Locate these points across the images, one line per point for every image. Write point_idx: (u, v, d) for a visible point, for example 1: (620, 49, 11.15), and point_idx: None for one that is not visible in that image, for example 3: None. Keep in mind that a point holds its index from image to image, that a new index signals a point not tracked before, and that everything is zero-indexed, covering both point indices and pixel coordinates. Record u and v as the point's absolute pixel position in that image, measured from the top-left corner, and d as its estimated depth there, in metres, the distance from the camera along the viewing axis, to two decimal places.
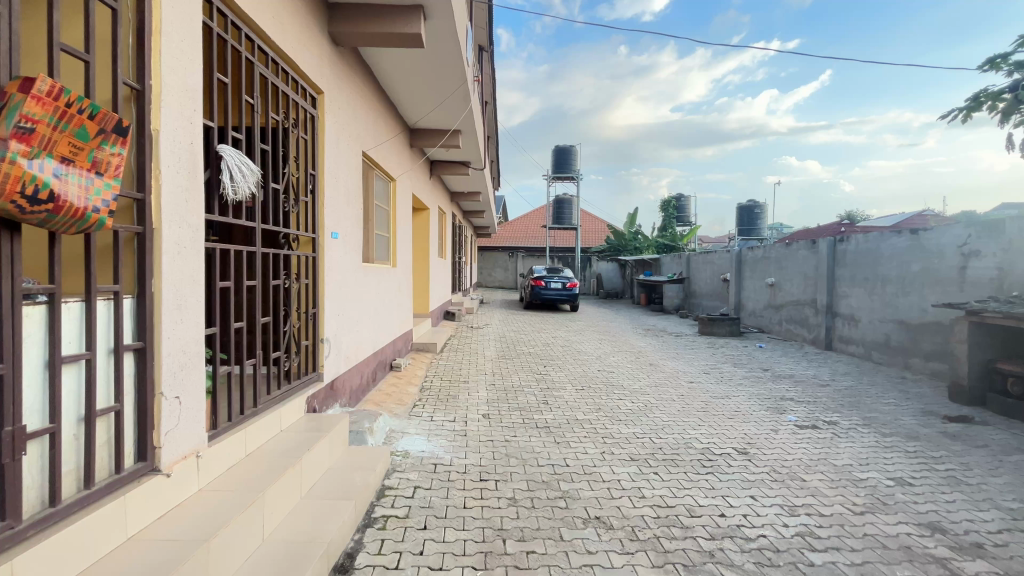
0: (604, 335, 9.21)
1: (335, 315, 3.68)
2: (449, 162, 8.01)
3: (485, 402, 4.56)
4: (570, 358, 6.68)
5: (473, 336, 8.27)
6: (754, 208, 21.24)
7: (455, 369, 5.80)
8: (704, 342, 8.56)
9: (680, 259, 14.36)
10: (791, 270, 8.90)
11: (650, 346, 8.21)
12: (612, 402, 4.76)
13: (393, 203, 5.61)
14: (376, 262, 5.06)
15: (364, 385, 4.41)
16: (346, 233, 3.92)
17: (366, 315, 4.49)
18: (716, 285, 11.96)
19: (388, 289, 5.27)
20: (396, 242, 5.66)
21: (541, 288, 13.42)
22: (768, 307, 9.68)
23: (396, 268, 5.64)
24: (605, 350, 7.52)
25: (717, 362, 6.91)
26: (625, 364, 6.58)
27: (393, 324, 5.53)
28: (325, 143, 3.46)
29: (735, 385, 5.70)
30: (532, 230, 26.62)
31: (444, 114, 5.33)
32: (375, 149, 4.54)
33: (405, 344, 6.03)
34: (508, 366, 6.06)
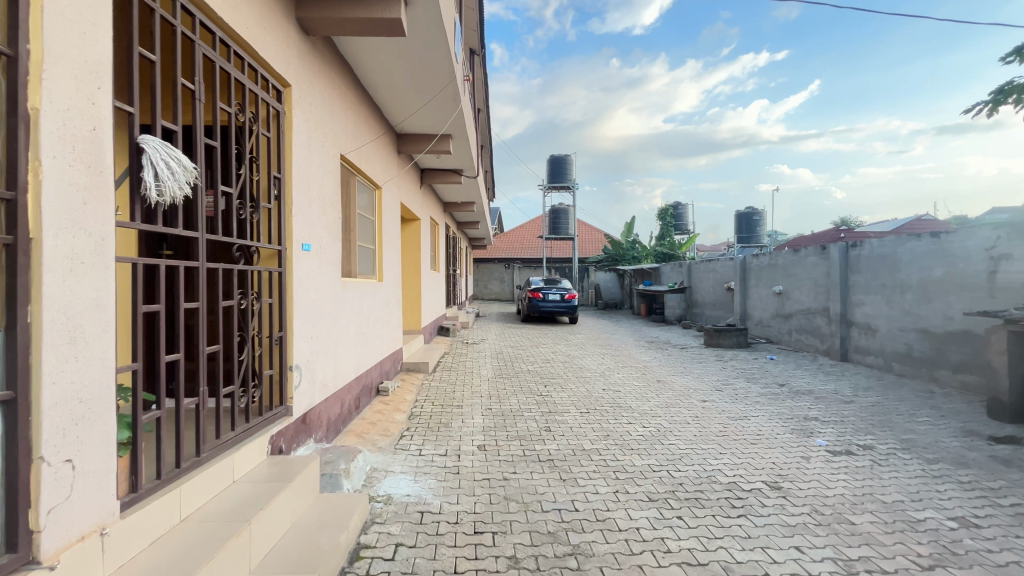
0: (606, 349, 8.77)
1: (308, 338, 3.23)
2: (441, 170, 7.64)
3: (481, 431, 4.09)
4: (572, 377, 6.23)
5: (469, 353, 7.81)
6: (753, 215, 21.00)
7: (449, 391, 5.35)
8: (712, 355, 8.14)
9: (681, 267, 14.01)
10: (800, 277, 8.51)
11: (655, 360, 7.78)
12: (621, 427, 4.29)
13: (379, 213, 5.19)
14: (359, 277, 4.62)
15: (345, 415, 3.94)
16: (321, 245, 3.49)
17: (347, 336, 4.04)
18: (719, 294, 11.58)
19: (373, 306, 4.83)
20: (383, 255, 5.24)
21: (539, 300, 12.99)
22: (776, 317, 9.29)
23: (383, 283, 5.21)
24: (609, 366, 7.08)
25: (728, 377, 6.48)
26: (631, 381, 6.14)
27: (380, 344, 5.08)
28: (293, 141, 3.02)
29: (751, 403, 5.26)
30: (528, 241, 26.30)
31: (432, 116, 4.95)
32: (355, 153, 4.13)
33: (394, 366, 5.59)
34: (505, 386, 5.61)
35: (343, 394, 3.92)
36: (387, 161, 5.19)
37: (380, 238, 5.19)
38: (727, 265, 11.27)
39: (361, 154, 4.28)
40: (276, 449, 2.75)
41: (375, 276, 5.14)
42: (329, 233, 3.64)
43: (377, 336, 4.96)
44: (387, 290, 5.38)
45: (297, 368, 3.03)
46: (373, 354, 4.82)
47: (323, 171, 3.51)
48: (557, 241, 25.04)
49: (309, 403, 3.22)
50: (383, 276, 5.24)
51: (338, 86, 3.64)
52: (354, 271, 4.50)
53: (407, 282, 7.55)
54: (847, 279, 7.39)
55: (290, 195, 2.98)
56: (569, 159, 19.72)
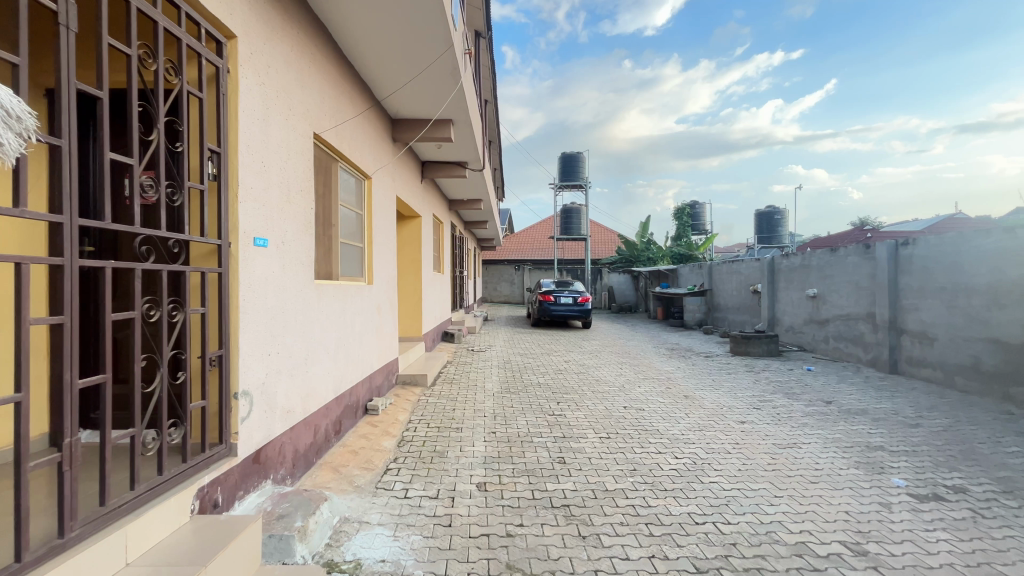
0: (623, 358, 8.05)
1: (264, 356, 2.60)
2: (444, 162, 7.03)
3: (482, 464, 3.41)
4: (588, 392, 5.54)
5: (473, 362, 7.17)
6: (774, 215, 20.08)
7: (448, 409, 4.69)
8: (741, 366, 7.38)
9: (701, 269, 13.23)
10: (838, 279, 7.71)
11: (679, 372, 7.05)
12: (650, 459, 3.58)
13: (368, 206, 4.57)
14: (342, 280, 4.00)
15: (320, 444, 3.31)
16: (286, 241, 2.86)
17: (325, 349, 3.43)
18: (744, 297, 10.79)
19: (360, 314, 4.21)
20: (373, 254, 4.61)
21: (550, 303, 12.30)
22: (810, 322, 8.50)
23: (373, 286, 4.58)
24: (629, 379, 6.38)
25: (765, 393, 5.73)
26: (655, 398, 5.42)
27: (369, 357, 4.46)
28: (238, 107, 2.38)
29: (798, 425, 4.53)
30: (539, 242, 25.62)
31: (428, 93, 4.31)
32: (334, 132, 3.51)
33: (386, 382, 4.96)
34: (512, 403, 4.94)
35: (317, 419, 3.29)
36: (377, 147, 4.57)
37: (369, 234, 4.58)
38: (753, 266, 10.47)
39: (341, 136, 3.66)
40: (208, 504, 2.11)
41: (363, 279, 4.52)
42: (297, 227, 3.01)
43: (365, 348, 4.34)
44: (378, 294, 4.76)
45: (244, 395, 2.40)
46: (359, 369, 4.20)
47: (289, 151, 2.88)
48: (568, 242, 24.32)
49: (266, 437, 2.60)
50: (373, 279, 4.62)
51: (306, 49, 3.00)
52: (334, 272, 3.89)
53: (406, 285, 6.93)
54: (897, 281, 6.60)
55: (235, 175, 2.34)
56: (581, 158, 19.01)
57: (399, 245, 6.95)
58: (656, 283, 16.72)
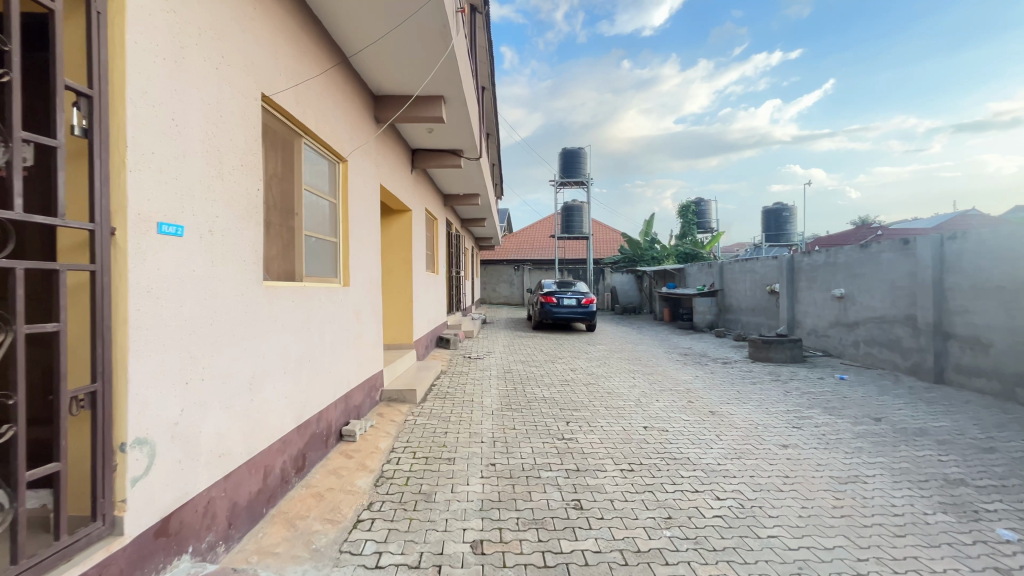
0: (635, 365, 7.36)
1: (180, 388, 1.90)
2: (436, 150, 6.36)
3: (477, 513, 2.71)
4: (601, 408, 4.85)
5: (470, 372, 6.47)
6: (782, 212, 19.41)
7: (439, 433, 3.99)
8: (766, 374, 6.70)
9: (711, 268, 12.56)
10: (871, 278, 7.03)
11: (698, 382, 6.35)
12: (687, 503, 2.88)
13: (344, 192, 3.88)
14: (308, 281, 3.30)
15: (273, 490, 2.61)
16: (218, 230, 2.15)
17: (280, 368, 2.72)
18: (760, 298, 10.12)
19: (332, 322, 3.51)
20: (349, 251, 3.91)
21: (552, 305, 11.60)
22: (835, 325, 7.82)
23: (349, 288, 3.87)
24: (644, 392, 5.68)
25: (801, 408, 5.04)
26: (677, 416, 4.73)
27: (345, 373, 3.77)
28: (131, 41, 1.67)
29: (853, 451, 3.83)
30: (539, 242, 24.93)
31: (412, 53, 3.62)
32: (294, 91, 2.84)
33: (366, 401, 4.27)
34: (515, 425, 4.24)
35: (270, 458, 2.59)
36: (353, 123, 3.88)
37: (345, 227, 3.88)
38: (770, 265, 9.79)
39: (300, 103, 2.96)
40: None
41: (338, 280, 3.82)
42: (238, 210, 2.31)
43: (339, 363, 3.64)
44: (356, 297, 4.06)
45: (139, 444, 1.69)
46: (331, 388, 3.50)
47: (221, 111, 2.17)
48: (569, 241, 23.61)
49: (182, 497, 1.89)
50: (350, 280, 3.92)
51: None
52: (296, 272, 3.19)
53: (395, 287, 6.24)
54: (942, 279, 5.93)
55: (123, 131, 1.64)
56: (582, 153, 18.31)
57: (388, 243, 6.26)
58: (662, 283, 16.04)
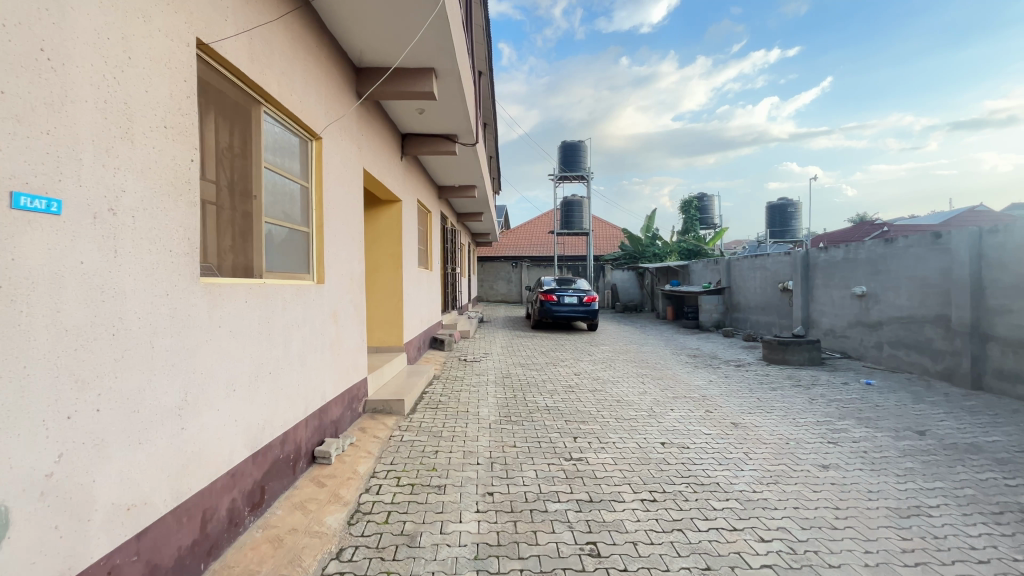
0: (642, 369, 6.86)
1: (57, 425, 1.38)
2: (429, 135, 5.85)
3: (472, 565, 2.19)
4: (611, 420, 4.34)
5: (466, 377, 5.96)
6: (787, 207, 18.98)
7: (428, 453, 3.46)
8: (785, 378, 6.21)
9: (718, 265, 12.09)
10: (897, 276, 6.54)
11: (714, 388, 5.85)
12: (727, 548, 2.36)
13: (318, 175, 3.36)
14: (269, 278, 2.76)
15: (215, 538, 2.09)
16: (126, 209, 1.63)
17: (228, 385, 2.20)
18: (771, 296, 9.65)
19: (301, 326, 2.99)
20: (323, 243, 3.38)
21: (553, 304, 11.08)
22: (855, 325, 7.34)
23: (323, 286, 3.35)
24: (657, 400, 5.18)
25: (832, 419, 4.55)
26: (696, 428, 4.22)
27: (319, 384, 3.25)
28: None
29: (904, 473, 3.33)
30: (537, 238, 24.40)
31: (394, 8, 3.10)
32: (245, 40, 2.34)
33: (346, 416, 3.75)
34: (516, 442, 3.72)
35: (212, 499, 2.06)
36: (328, 95, 3.35)
37: (319, 216, 3.35)
38: (782, 261, 9.30)
39: (253, 59, 2.43)
40: None
41: (310, 278, 3.29)
42: (160, 186, 1.78)
43: (311, 373, 3.12)
44: (333, 297, 3.54)
45: None
46: (301, 403, 2.98)
47: (130, 51, 1.64)
48: (568, 237, 23.10)
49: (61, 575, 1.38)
50: (326, 277, 3.39)
51: None
52: (254, 267, 2.67)
53: (383, 285, 5.71)
54: (980, 276, 5.45)
55: None
56: (583, 146, 17.80)
57: (376, 237, 5.73)
58: (665, 280, 15.56)
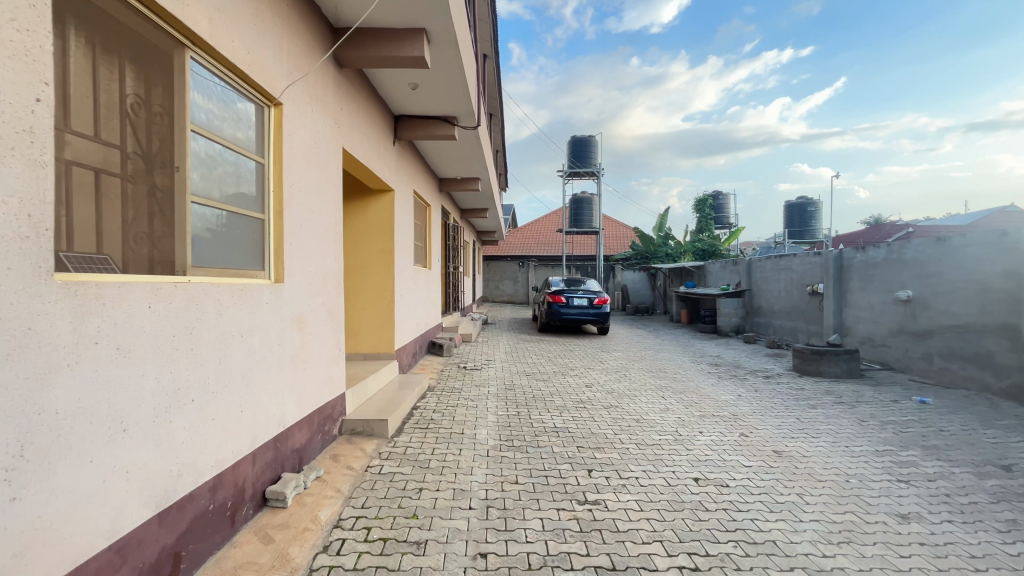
0: (660, 379, 6.20)
1: None
2: (425, 117, 5.23)
3: None
4: (632, 449, 3.66)
5: (465, 388, 5.32)
6: (807, 206, 18.20)
7: (410, 493, 2.81)
8: (824, 394, 5.51)
9: (738, 266, 11.38)
10: (951, 279, 5.82)
11: (744, 404, 5.16)
12: None
13: (277, 150, 2.74)
14: (198, 275, 2.14)
15: None
16: None
17: (110, 424, 1.57)
18: (797, 300, 8.94)
19: (248, 335, 2.38)
20: (282, 233, 2.76)
21: (561, 306, 10.41)
22: (898, 333, 6.62)
23: (282, 286, 2.72)
24: (681, 420, 4.49)
25: (893, 447, 3.85)
26: (733, 458, 3.54)
27: (274, 408, 2.63)
28: None
29: (1008, 529, 2.64)
30: (545, 238, 23.75)
31: None
32: None
33: (316, 440, 3.16)
34: (519, 478, 3.06)
35: None
36: (288, 52, 2.73)
37: (277, 199, 2.74)
38: (811, 262, 8.56)
39: None
40: None
41: (265, 276, 2.67)
42: None
43: (261, 395, 2.50)
44: (296, 298, 2.92)
45: None
46: (246, 435, 2.36)
47: None
48: (576, 236, 22.40)
49: None
50: (286, 275, 2.77)
51: None
52: (175, 262, 2.06)
53: (372, 284, 5.10)
54: None
55: None
56: (593, 142, 17.12)
57: (365, 230, 5.12)
58: (679, 282, 14.85)
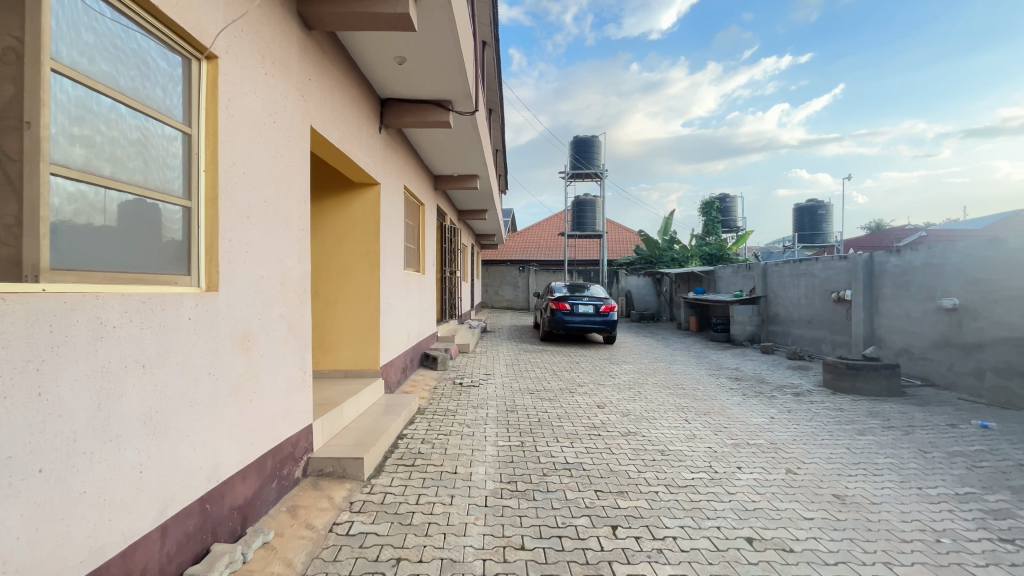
0: (680, 398, 5.54)
1: None
2: (416, 101, 4.62)
3: None
4: (662, 494, 2.99)
5: (460, 411, 4.64)
6: (817, 210, 17.64)
7: (382, 567, 2.14)
8: (868, 416, 4.86)
9: (751, 271, 10.77)
10: (1007, 286, 5.18)
11: (780, 429, 4.50)
12: None
13: (211, 119, 2.10)
14: (65, 283, 1.48)
15: None
16: None
17: None
18: (820, 307, 8.31)
19: (158, 366, 1.73)
20: (215, 227, 2.10)
21: (565, 313, 9.76)
22: (941, 345, 5.98)
23: (214, 296, 2.07)
24: (713, 451, 3.83)
25: (976, 490, 3.19)
26: (788, 507, 2.87)
27: (203, 458, 1.98)
28: None
29: None
30: (546, 242, 23.14)
31: None
32: None
33: (270, 488, 2.51)
34: (526, 542, 2.38)
35: None
36: None
37: (211, 182, 2.10)
38: (836, 267, 7.92)
39: None
40: None
41: (191, 283, 2.02)
42: None
43: (178, 444, 1.83)
44: (238, 311, 2.26)
45: None
46: (152, 503, 1.70)
47: None
48: (578, 240, 21.80)
49: None
50: (222, 282, 2.13)
51: None
52: (25, 262, 1.39)
53: (354, 290, 4.45)
54: None
55: None
56: (597, 142, 16.54)
57: (345, 229, 4.48)
58: (687, 288, 14.22)
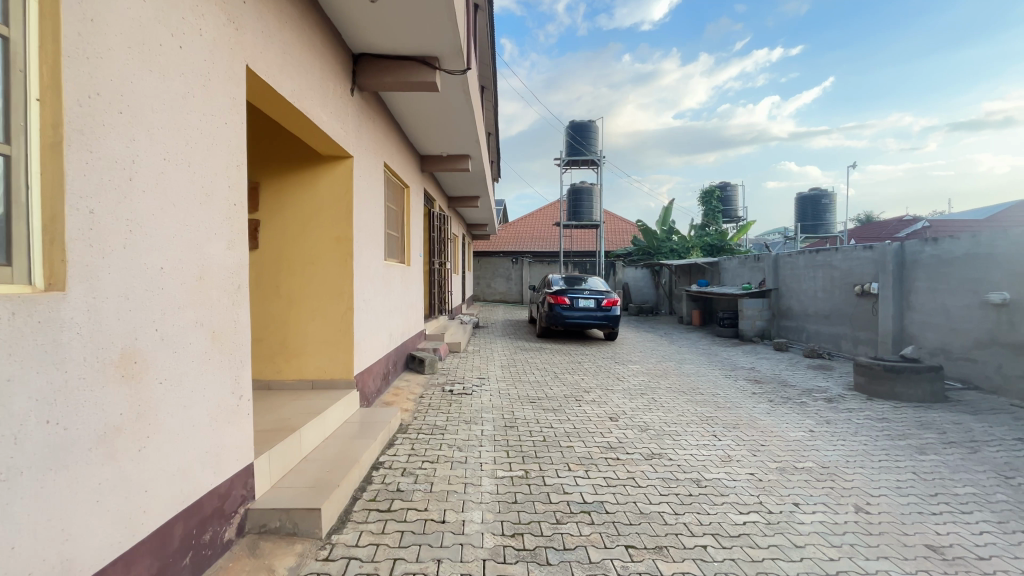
0: (701, 406, 4.87)
1: None
2: (395, 58, 3.85)
3: None
4: (713, 552, 2.29)
5: (449, 427, 3.91)
6: (821, 199, 17.09)
7: None
8: (920, 429, 4.22)
9: (761, 262, 10.13)
10: None
11: (826, 446, 3.84)
12: None
13: (50, 20, 1.33)
14: None
15: None
16: None
17: None
18: (840, 302, 7.69)
19: None
20: (59, 192, 1.35)
21: (564, 308, 9.05)
22: (986, 345, 5.37)
23: (65, 302, 1.32)
24: (757, 480, 3.14)
25: None
26: (880, 570, 2.19)
27: (30, 561, 1.24)
28: None
29: None
30: (540, 232, 22.36)
31: None
32: None
33: (178, 568, 1.77)
34: None
35: None
36: None
37: (52, 120, 1.34)
38: (860, 258, 7.29)
39: None
40: None
41: (13, 278, 1.27)
42: None
43: None
44: (114, 320, 1.50)
45: None
46: None
47: None
48: (574, 230, 21.05)
49: None
50: (77, 278, 1.37)
51: None
52: None
53: (320, 284, 3.69)
54: None
55: None
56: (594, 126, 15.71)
57: (310, 210, 3.70)
58: (688, 280, 13.59)
